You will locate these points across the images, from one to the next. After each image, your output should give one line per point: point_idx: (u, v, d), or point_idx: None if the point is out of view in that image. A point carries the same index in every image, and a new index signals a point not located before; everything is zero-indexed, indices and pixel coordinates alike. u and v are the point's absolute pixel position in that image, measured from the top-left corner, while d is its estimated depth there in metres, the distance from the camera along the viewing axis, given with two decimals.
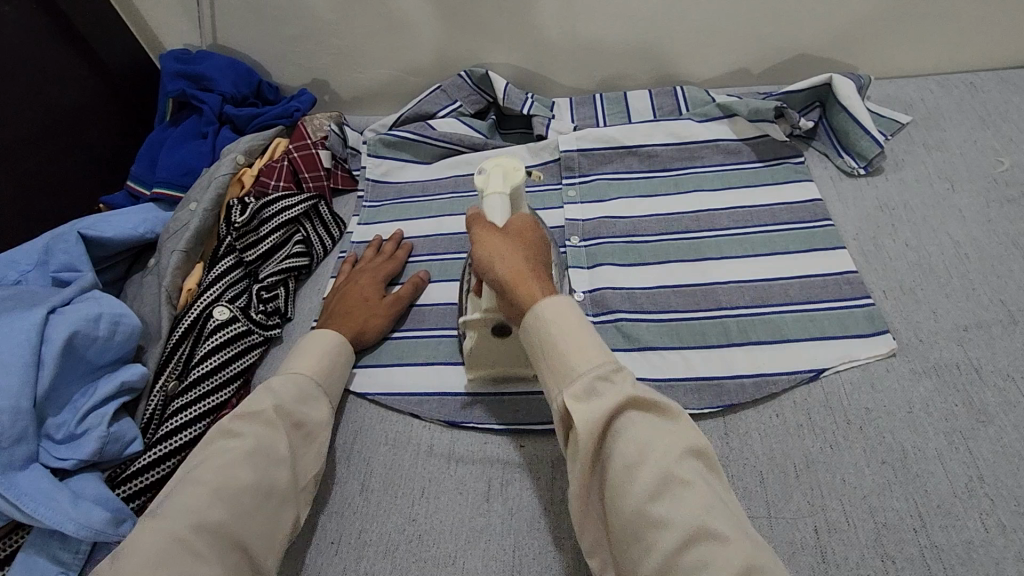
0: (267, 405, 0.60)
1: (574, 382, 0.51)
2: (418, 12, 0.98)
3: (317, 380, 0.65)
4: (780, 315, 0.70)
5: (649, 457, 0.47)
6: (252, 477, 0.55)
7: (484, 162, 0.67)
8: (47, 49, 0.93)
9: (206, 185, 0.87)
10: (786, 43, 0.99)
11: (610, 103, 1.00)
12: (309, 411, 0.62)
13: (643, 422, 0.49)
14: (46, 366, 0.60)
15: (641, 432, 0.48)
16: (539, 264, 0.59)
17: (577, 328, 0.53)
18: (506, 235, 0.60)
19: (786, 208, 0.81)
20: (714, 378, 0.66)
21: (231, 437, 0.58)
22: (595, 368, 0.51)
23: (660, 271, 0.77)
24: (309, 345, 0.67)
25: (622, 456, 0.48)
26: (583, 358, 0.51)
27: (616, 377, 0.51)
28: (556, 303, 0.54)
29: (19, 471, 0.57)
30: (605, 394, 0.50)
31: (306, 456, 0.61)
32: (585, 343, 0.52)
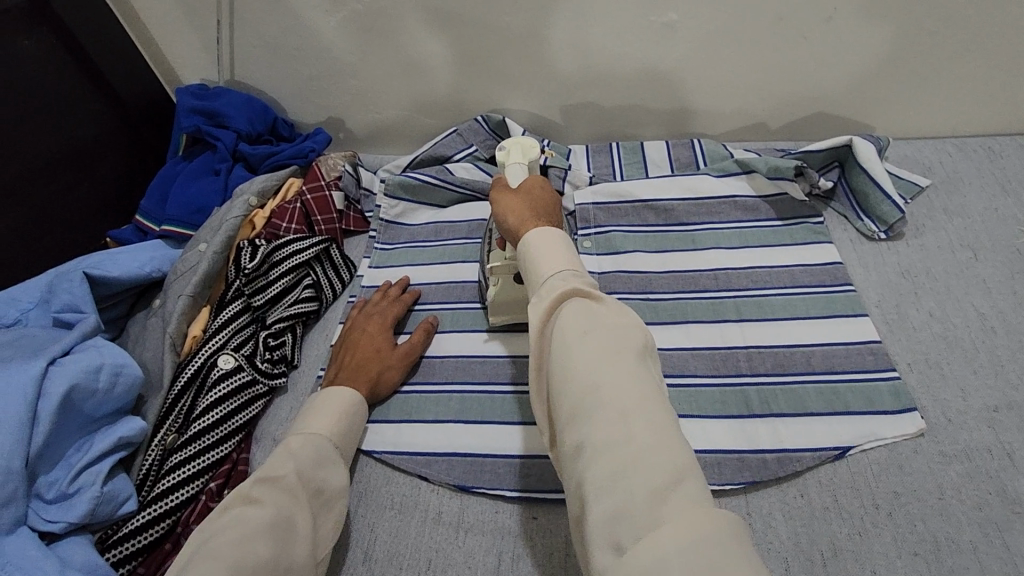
0: (287, 471, 0.57)
1: (539, 284, 0.50)
2: (438, 58, 0.98)
3: (333, 441, 0.63)
4: (802, 386, 0.68)
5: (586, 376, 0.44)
6: (272, 550, 0.50)
7: (505, 142, 0.76)
8: (64, 82, 0.93)
9: (217, 226, 0.86)
10: (804, 102, 1.00)
11: (626, 154, 1.00)
12: (326, 478, 0.60)
13: (591, 313, 0.47)
14: (42, 423, 0.57)
15: (588, 317, 0.47)
16: (548, 214, 0.60)
17: (547, 244, 0.52)
18: (521, 193, 0.62)
19: (806, 270, 0.80)
20: (737, 452, 0.64)
21: (248, 505, 0.54)
22: (562, 270, 0.50)
23: (677, 332, 0.76)
24: (323, 402, 0.66)
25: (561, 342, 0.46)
26: (551, 262, 0.51)
27: (575, 275, 0.50)
28: (556, 234, 0.54)
29: (5, 536, 0.54)
30: (556, 289, 0.49)
31: (324, 525, 0.58)
32: (557, 248, 0.52)
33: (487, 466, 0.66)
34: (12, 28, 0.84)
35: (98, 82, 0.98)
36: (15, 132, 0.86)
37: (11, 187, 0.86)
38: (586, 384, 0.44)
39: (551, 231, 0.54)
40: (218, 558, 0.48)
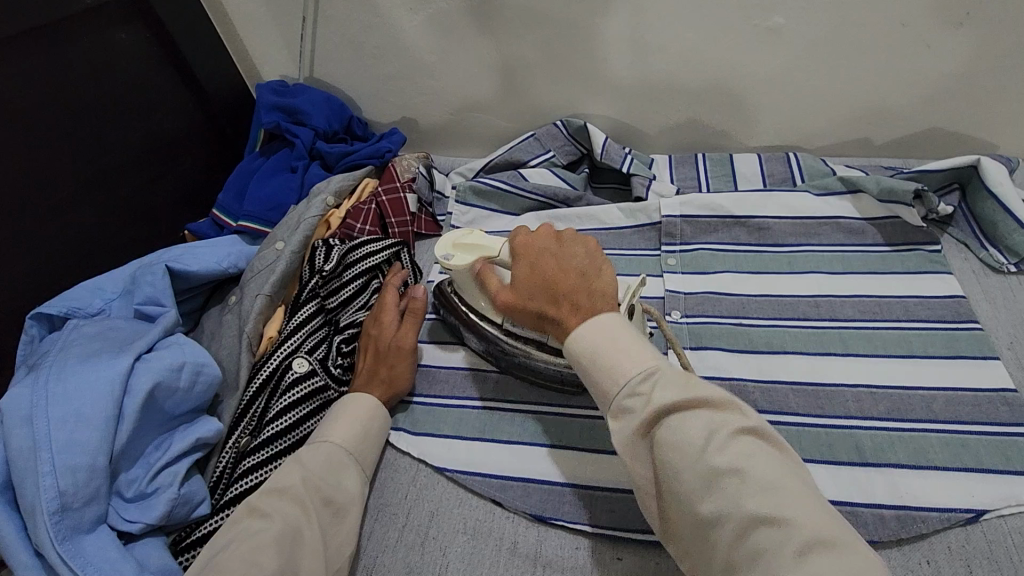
0: (294, 482, 0.57)
1: (612, 405, 0.51)
2: (520, 60, 0.95)
3: (345, 448, 0.62)
4: (925, 435, 0.61)
5: (689, 457, 0.45)
6: (279, 563, 0.51)
7: (443, 245, 0.70)
8: (154, 73, 0.94)
9: (295, 225, 0.85)
10: (915, 117, 0.91)
11: (714, 165, 0.94)
12: (338, 485, 0.59)
13: (684, 420, 0.46)
14: (127, 420, 0.56)
15: (688, 421, 0.46)
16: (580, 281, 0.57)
17: (610, 343, 0.52)
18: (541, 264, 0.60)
19: (922, 303, 0.73)
20: (849, 505, 0.58)
21: (256, 518, 0.55)
22: (633, 381, 0.49)
23: (774, 364, 0.69)
24: (337, 410, 0.64)
25: (668, 463, 0.46)
26: (623, 370, 0.50)
27: (657, 379, 0.49)
28: (598, 324, 0.53)
29: (86, 535, 0.53)
30: (641, 411, 0.48)
31: (337, 536, 0.57)
32: (631, 346, 0.51)
33: (567, 496, 0.62)
34: (109, 22, 0.86)
35: (185, 75, 0.99)
36: (107, 125, 0.87)
37: (103, 177, 0.87)
38: (693, 470, 0.45)
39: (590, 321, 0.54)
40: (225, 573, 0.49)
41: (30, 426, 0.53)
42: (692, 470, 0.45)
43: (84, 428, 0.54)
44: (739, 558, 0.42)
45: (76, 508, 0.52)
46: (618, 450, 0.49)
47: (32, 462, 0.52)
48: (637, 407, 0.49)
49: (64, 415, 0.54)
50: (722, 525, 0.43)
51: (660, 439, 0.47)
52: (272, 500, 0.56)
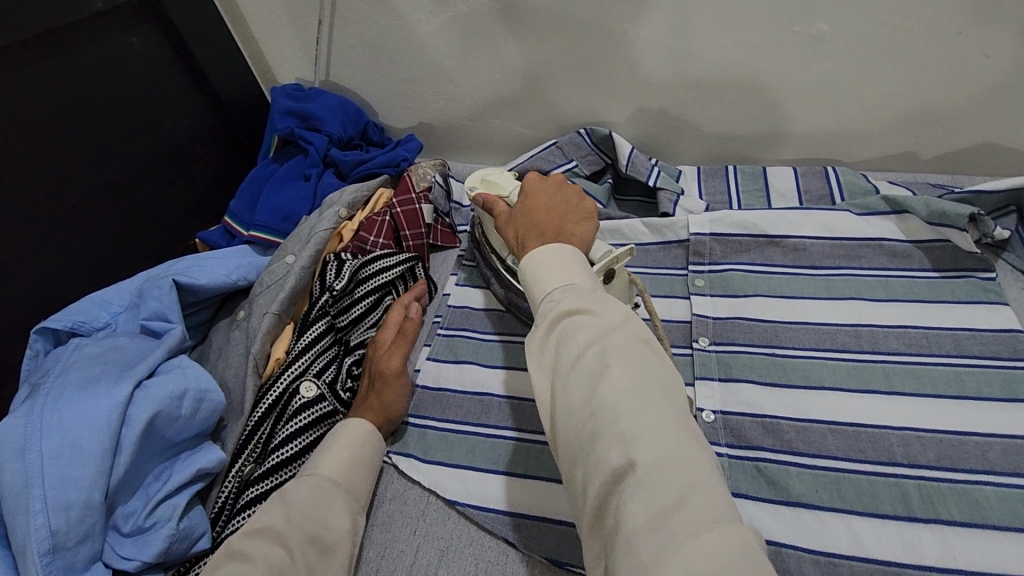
0: (275, 520, 0.54)
1: (537, 304, 0.51)
2: (543, 65, 0.90)
3: (336, 481, 0.58)
4: (978, 488, 0.56)
5: (583, 352, 0.45)
6: None
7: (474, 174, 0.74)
8: (167, 76, 0.91)
9: (306, 237, 0.82)
10: (968, 130, 0.85)
11: (747, 180, 0.89)
12: (325, 521, 0.55)
13: (584, 322, 0.46)
14: (124, 452, 0.53)
15: (580, 325, 0.46)
16: (561, 221, 0.58)
17: (552, 257, 0.52)
18: (538, 199, 0.61)
19: (975, 337, 0.67)
20: (894, 564, 0.53)
21: (236, 561, 0.51)
22: (557, 289, 0.50)
23: (810, 400, 0.65)
24: (331, 439, 0.61)
25: (566, 360, 0.45)
26: (551, 279, 0.51)
27: (572, 290, 0.49)
28: (553, 248, 0.53)
29: (80, 574, 0.51)
30: (547, 315, 0.48)
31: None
32: (569, 265, 0.52)
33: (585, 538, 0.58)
34: (120, 24, 0.83)
35: (199, 78, 0.96)
36: (117, 132, 0.85)
37: (112, 184, 0.85)
38: (583, 367, 0.44)
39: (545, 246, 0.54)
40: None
41: (23, 459, 0.51)
42: (581, 366, 0.44)
43: (79, 461, 0.51)
44: (595, 447, 0.41)
45: (68, 547, 0.50)
46: (531, 341, 0.49)
47: (23, 498, 0.50)
48: (549, 310, 0.49)
49: (58, 448, 0.52)
50: (579, 416, 0.43)
51: (562, 337, 0.47)
52: (254, 542, 0.52)
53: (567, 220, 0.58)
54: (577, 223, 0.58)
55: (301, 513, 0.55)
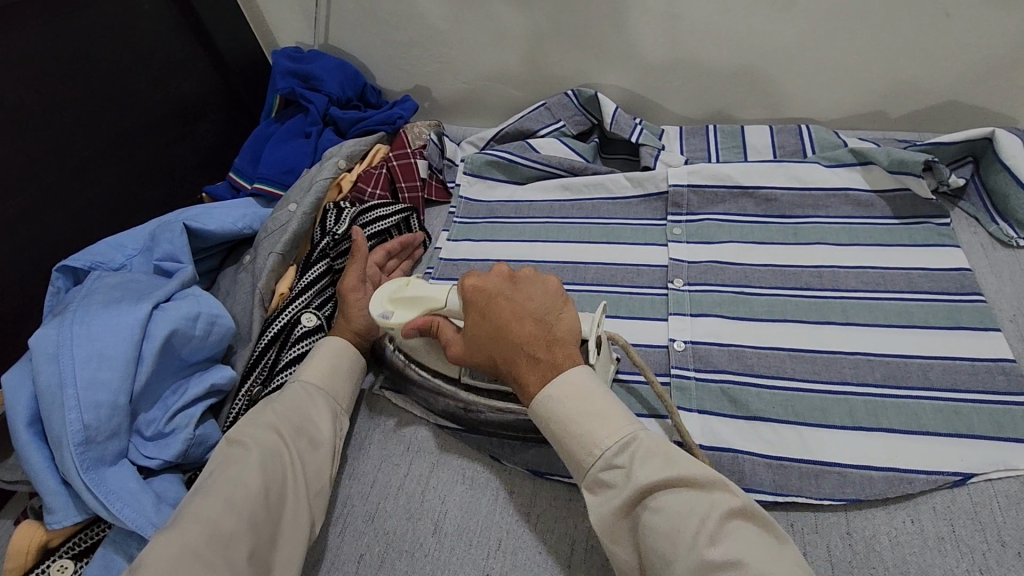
0: (268, 413, 0.60)
1: (586, 475, 0.54)
2: (532, 28, 0.95)
3: (321, 387, 0.64)
4: (918, 402, 0.61)
5: (678, 539, 0.47)
6: (261, 480, 0.54)
7: (378, 306, 0.66)
8: (174, 36, 0.96)
9: (307, 186, 0.87)
10: (933, 89, 0.90)
11: (725, 137, 0.94)
12: (314, 421, 0.61)
13: (666, 498, 0.50)
14: (146, 363, 0.59)
15: (670, 504, 0.49)
16: (545, 332, 0.59)
17: (587, 413, 0.55)
18: (507, 312, 0.59)
19: (927, 275, 0.72)
20: (839, 466, 0.59)
21: (234, 448, 0.57)
22: (610, 449, 0.53)
23: (774, 332, 0.70)
24: (316, 351, 0.67)
25: (656, 546, 0.48)
26: (600, 436, 0.54)
27: (632, 452, 0.52)
28: (574, 387, 0.56)
29: (109, 466, 0.56)
30: (625, 492, 0.51)
31: (315, 461, 0.59)
32: (602, 409, 0.55)
33: (562, 450, 0.65)
34: None
35: (204, 40, 1.01)
36: (128, 88, 0.90)
37: (124, 138, 0.90)
38: (683, 559, 0.46)
39: (552, 386, 0.56)
40: (212, 496, 0.52)
41: (57, 363, 0.57)
42: (681, 559, 0.46)
43: (106, 367, 0.57)
44: None
45: (98, 442, 0.56)
46: (598, 526, 0.52)
47: (58, 397, 0.55)
48: (613, 483, 0.52)
49: (87, 357, 0.57)
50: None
51: (643, 521, 0.50)
52: (250, 431, 0.58)
53: (547, 330, 0.59)
54: (554, 321, 0.59)
55: (286, 408, 0.61)
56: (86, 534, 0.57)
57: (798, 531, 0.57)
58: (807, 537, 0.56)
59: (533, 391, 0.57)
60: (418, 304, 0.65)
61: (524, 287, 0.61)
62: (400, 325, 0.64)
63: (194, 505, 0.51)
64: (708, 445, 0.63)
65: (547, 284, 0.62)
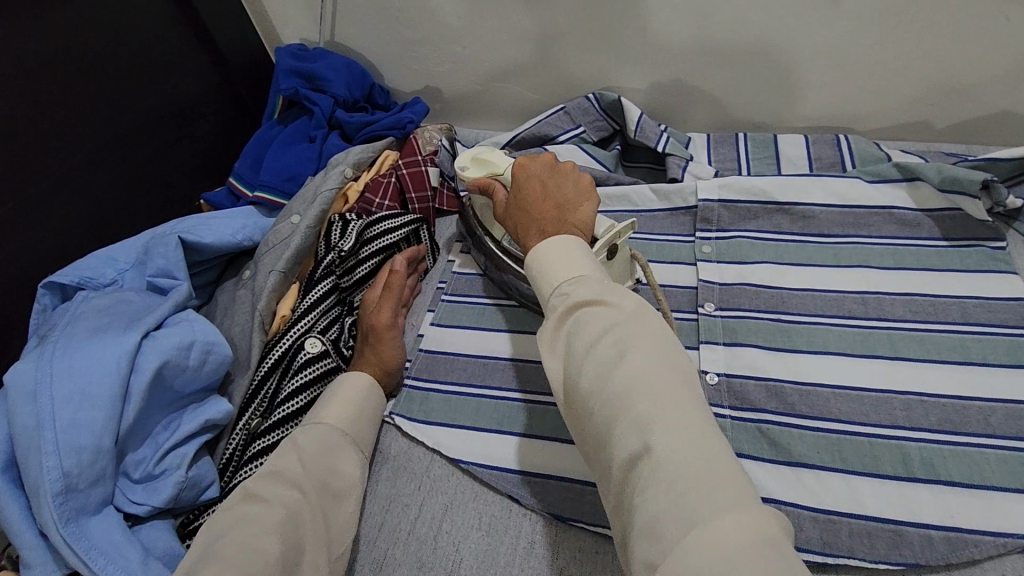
0: (290, 464, 0.55)
1: (544, 304, 0.49)
2: (553, 28, 0.89)
3: (340, 429, 0.59)
4: (979, 451, 0.56)
5: (601, 342, 0.43)
6: (281, 548, 0.48)
7: (461, 158, 0.71)
8: (170, 31, 0.90)
9: (311, 197, 0.81)
10: (985, 98, 0.83)
11: (757, 148, 0.88)
12: (334, 468, 0.56)
13: (597, 313, 0.45)
14: (133, 399, 0.54)
15: (597, 315, 0.44)
16: (559, 208, 0.56)
17: (565, 253, 0.50)
18: (530, 186, 0.59)
19: (983, 305, 0.67)
20: (893, 522, 0.54)
21: (252, 502, 0.52)
22: (566, 281, 0.48)
23: (815, 364, 0.65)
24: (335, 391, 0.62)
25: (581, 350, 0.43)
26: (563, 272, 0.49)
27: (582, 282, 0.47)
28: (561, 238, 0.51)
29: (92, 516, 0.51)
30: (559, 307, 0.47)
31: (338, 518, 0.54)
32: (578, 254, 0.50)
33: (590, 496, 0.58)
34: None
35: (202, 36, 0.95)
36: (120, 88, 0.84)
37: (117, 141, 0.85)
38: (596, 362, 0.42)
39: (544, 242, 0.51)
40: (225, 560, 0.46)
41: (35, 402, 0.52)
42: (592, 357, 0.43)
43: (89, 406, 0.52)
44: (624, 452, 0.39)
45: (81, 489, 0.51)
46: (540, 343, 0.47)
47: (35, 440, 0.50)
48: (558, 306, 0.47)
49: (68, 394, 0.52)
50: (595, 405, 0.42)
51: (571, 333, 0.45)
52: (267, 486, 0.53)
53: (564, 210, 0.56)
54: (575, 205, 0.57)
55: (312, 457, 0.56)
56: None
57: None
58: None
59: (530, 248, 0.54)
60: (488, 167, 0.69)
61: (554, 170, 0.60)
62: (464, 180, 0.69)
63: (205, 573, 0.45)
64: None
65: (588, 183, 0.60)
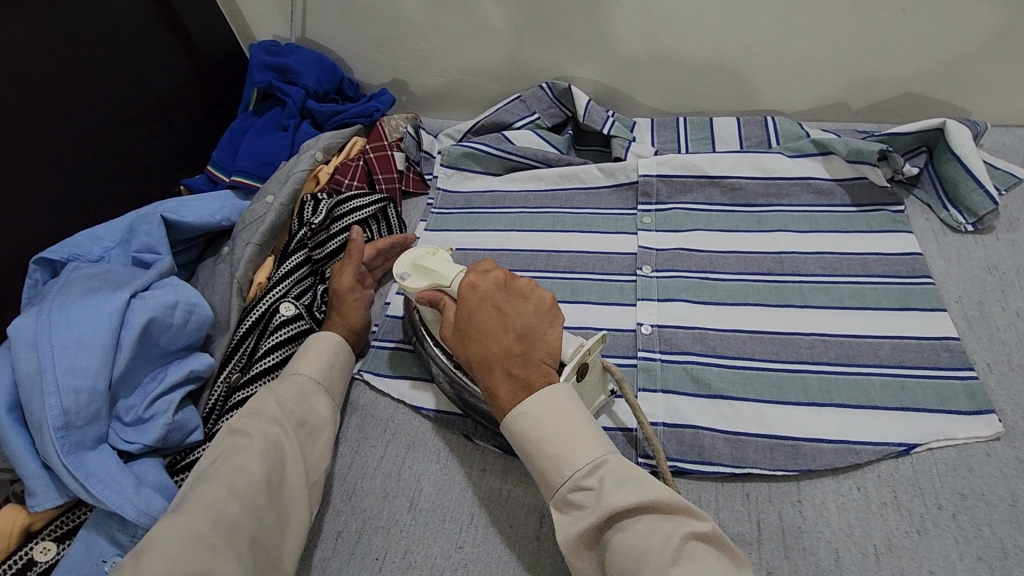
0: (269, 405, 0.62)
1: (558, 495, 0.55)
2: (506, 22, 0.97)
3: (314, 379, 0.66)
4: (867, 378, 0.65)
5: (643, 556, 0.49)
6: (263, 470, 0.56)
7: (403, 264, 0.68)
8: (149, 27, 0.96)
9: (284, 179, 0.88)
10: (893, 80, 0.93)
11: (694, 129, 0.97)
12: (311, 411, 0.64)
13: (632, 523, 0.51)
14: (124, 350, 0.61)
15: (635, 522, 0.51)
16: (527, 349, 0.60)
17: (561, 432, 0.56)
18: (493, 320, 0.61)
19: (881, 259, 0.76)
20: (792, 439, 0.62)
21: (237, 437, 0.59)
22: (580, 471, 0.54)
23: (736, 315, 0.73)
24: (309, 346, 0.69)
25: (621, 559, 0.50)
26: (572, 460, 0.54)
27: (602, 475, 0.53)
28: (539, 403, 0.57)
29: (89, 451, 0.58)
30: (587, 505, 0.53)
31: (313, 453, 0.61)
32: (576, 434, 0.55)
33: None
34: None
35: (180, 34, 1.01)
36: (104, 81, 0.90)
37: (101, 131, 0.91)
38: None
39: (521, 406, 0.57)
40: (217, 482, 0.54)
41: (36, 350, 0.58)
42: (647, 574, 0.48)
43: (85, 354, 0.59)
44: None
45: (78, 426, 0.57)
46: (563, 542, 0.53)
47: (37, 383, 0.57)
48: (581, 504, 0.53)
49: (66, 344, 0.59)
50: None
51: (610, 541, 0.51)
52: (251, 423, 0.61)
53: (532, 347, 0.60)
54: (540, 336, 0.60)
55: (287, 400, 0.63)
56: (69, 516, 0.59)
57: (752, 500, 0.60)
58: (758, 506, 0.59)
59: (507, 405, 0.58)
60: (431, 276, 0.66)
61: (515, 298, 0.63)
62: (409, 288, 0.67)
63: (198, 491, 0.54)
64: (670, 423, 0.66)
65: (545, 298, 0.63)
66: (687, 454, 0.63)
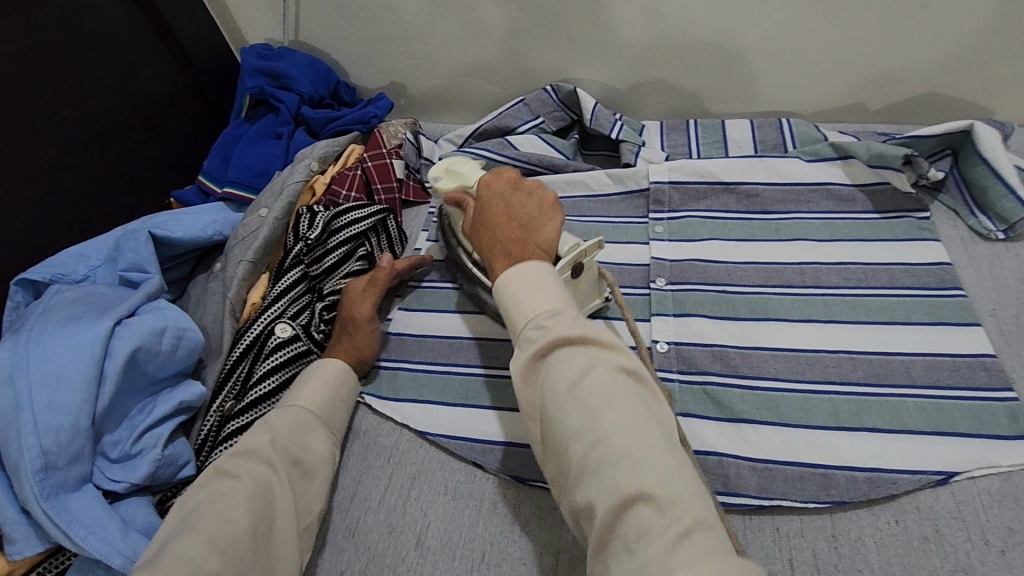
0: (261, 441, 0.58)
1: (519, 334, 0.52)
2: (509, 22, 0.93)
3: (312, 411, 0.63)
4: (900, 400, 0.61)
5: (584, 393, 0.46)
6: (251, 518, 0.52)
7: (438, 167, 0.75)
8: (135, 32, 0.91)
9: (278, 190, 0.84)
10: (915, 80, 0.89)
11: (706, 133, 0.93)
12: (306, 447, 0.60)
13: (577, 359, 0.48)
14: (108, 382, 0.57)
15: (581, 364, 0.48)
16: (525, 231, 0.58)
17: (534, 287, 0.53)
18: (497, 207, 0.60)
19: (908, 270, 0.72)
20: (822, 468, 0.59)
21: (224, 478, 0.56)
22: (540, 316, 0.51)
23: (757, 330, 0.69)
24: (308, 375, 0.65)
25: (561, 395, 0.47)
26: (535, 307, 0.52)
27: (558, 318, 0.50)
28: (527, 268, 0.54)
29: (71, 493, 0.54)
30: (537, 341, 0.50)
31: (307, 493, 0.58)
32: (551, 289, 0.53)
33: None
34: None
35: (167, 38, 0.97)
36: (87, 90, 0.86)
37: (86, 143, 0.86)
38: (580, 416, 0.45)
39: (511, 271, 0.55)
40: (196, 534, 0.50)
41: (13, 385, 0.54)
42: (580, 411, 0.45)
43: (66, 388, 0.55)
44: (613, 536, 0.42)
45: (60, 466, 0.53)
46: (514, 374, 0.50)
47: (14, 421, 0.53)
48: (535, 340, 0.50)
49: (44, 377, 0.55)
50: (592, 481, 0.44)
51: (551, 372, 0.48)
52: (240, 462, 0.57)
53: (530, 230, 0.59)
54: (539, 225, 0.59)
55: (281, 435, 0.59)
56: (51, 563, 0.55)
57: (784, 534, 0.57)
58: (790, 542, 0.56)
59: (497, 273, 0.56)
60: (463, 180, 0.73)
61: (521, 193, 0.62)
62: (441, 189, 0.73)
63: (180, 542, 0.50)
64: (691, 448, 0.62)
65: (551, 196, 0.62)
66: (711, 484, 0.60)
